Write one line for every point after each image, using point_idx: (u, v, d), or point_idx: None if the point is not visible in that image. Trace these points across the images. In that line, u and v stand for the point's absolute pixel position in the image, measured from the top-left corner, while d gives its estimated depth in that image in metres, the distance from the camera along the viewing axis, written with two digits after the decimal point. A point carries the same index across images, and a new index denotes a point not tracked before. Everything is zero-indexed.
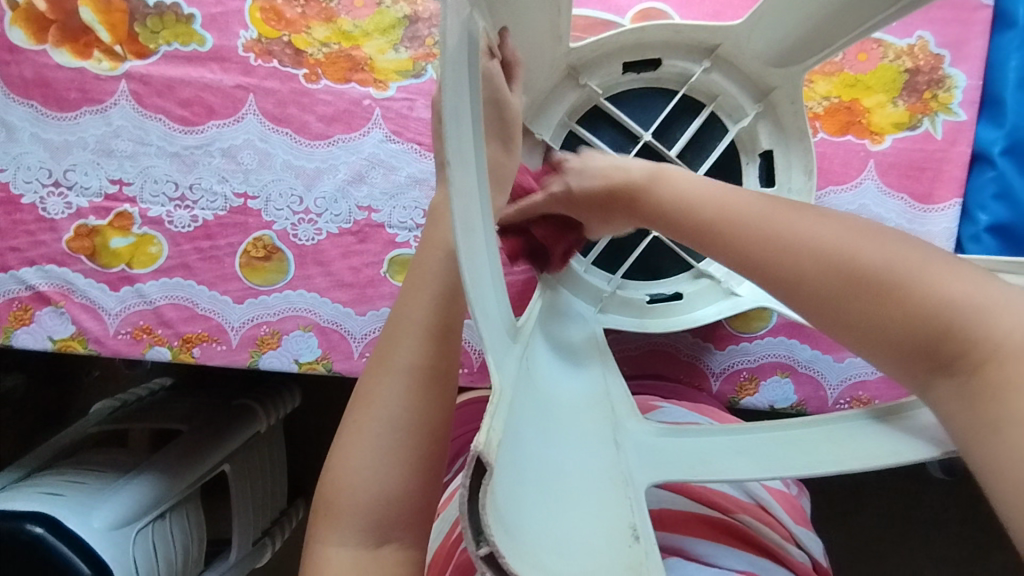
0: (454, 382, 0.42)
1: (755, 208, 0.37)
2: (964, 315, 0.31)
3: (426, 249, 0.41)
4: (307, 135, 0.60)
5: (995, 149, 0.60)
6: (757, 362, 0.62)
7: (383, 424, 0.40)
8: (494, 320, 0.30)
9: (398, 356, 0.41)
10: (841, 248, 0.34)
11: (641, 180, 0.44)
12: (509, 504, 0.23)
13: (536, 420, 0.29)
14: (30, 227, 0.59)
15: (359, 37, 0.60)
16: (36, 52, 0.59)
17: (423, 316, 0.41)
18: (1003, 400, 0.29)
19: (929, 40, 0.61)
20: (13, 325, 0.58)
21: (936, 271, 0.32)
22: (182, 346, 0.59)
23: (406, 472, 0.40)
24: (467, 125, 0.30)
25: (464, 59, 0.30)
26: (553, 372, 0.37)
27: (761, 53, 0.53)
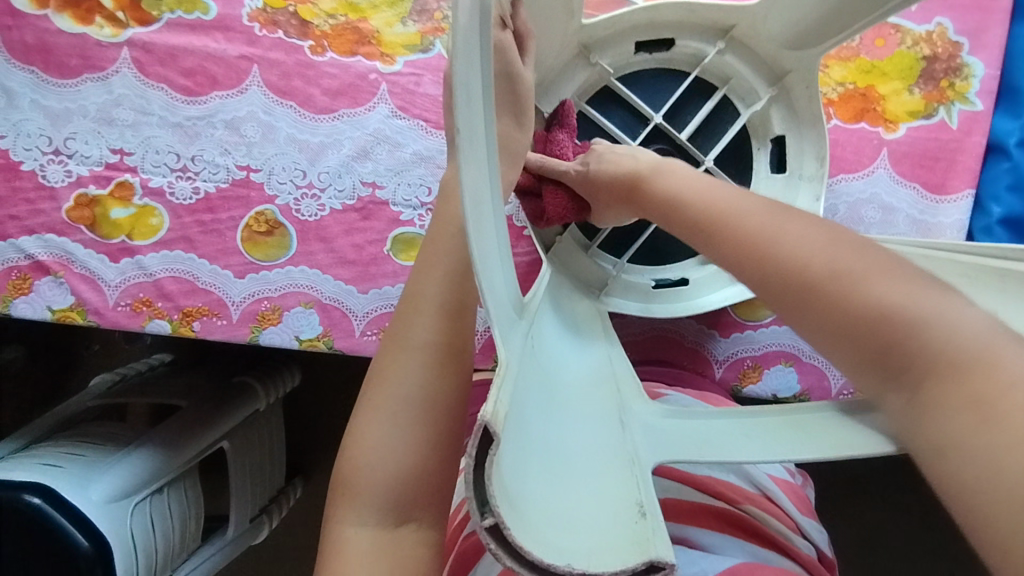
0: (470, 359, 0.41)
1: (734, 202, 0.36)
2: (927, 331, 0.28)
3: (436, 226, 0.41)
4: (311, 108, 0.59)
5: (1011, 140, 0.60)
6: (761, 351, 0.61)
7: (400, 401, 0.40)
8: (501, 295, 0.30)
9: (413, 332, 0.40)
10: (800, 244, 0.33)
11: (643, 170, 0.44)
12: (513, 479, 0.22)
13: (541, 399, 0.28)
14: (30, 195, 0.58)
15: (366, 10, 0.59)
16: (37, 17, 0.58)
17: (437, 291, 0.40)
18: (952, 423, 0.26)
19: (948, 27, 0.60)
20: (12, 294, 0.58)
21: (913, 289, 0.30)
22: (182, 319, 0.59)
23: (423, 450, 0.40)
24: (478, 96, 0.29)
25: (477, 26, 0.29)
26: (557, 354, 0.36)
27: (777, 35, 0.52)
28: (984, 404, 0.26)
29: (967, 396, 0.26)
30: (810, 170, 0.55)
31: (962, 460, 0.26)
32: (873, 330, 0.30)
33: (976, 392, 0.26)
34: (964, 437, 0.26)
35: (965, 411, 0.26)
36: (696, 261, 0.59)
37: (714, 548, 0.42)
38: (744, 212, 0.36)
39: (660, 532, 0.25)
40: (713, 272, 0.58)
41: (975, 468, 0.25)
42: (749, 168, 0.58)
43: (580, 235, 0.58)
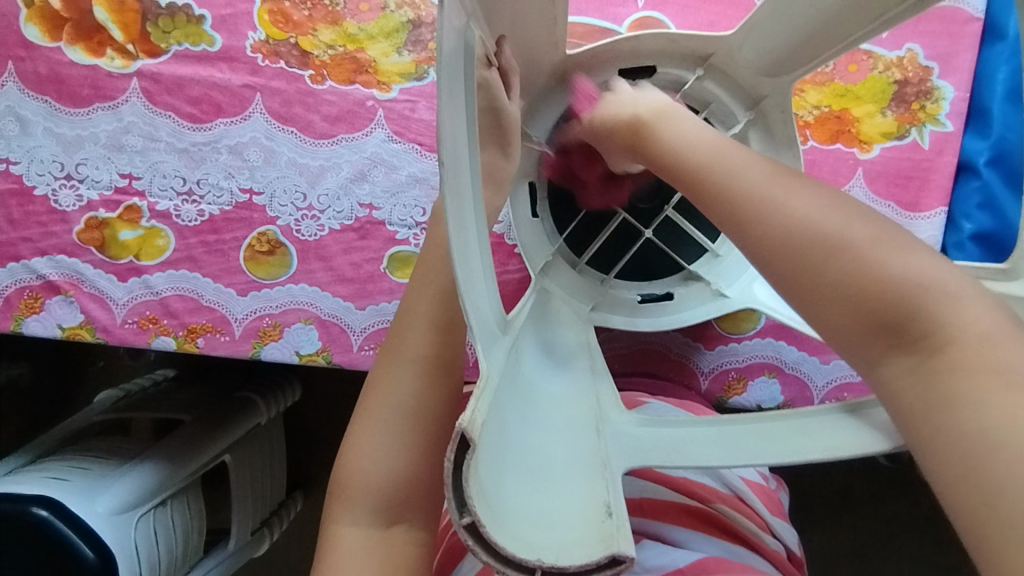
0: (460, 371, 0.43)
1: (756, 172, 0.37)
2: (923, 298, 0.31)
3: (429, 246, 0.43)
4: (311, 134, 0.62)
5: (981, 159, 0.62)
6: (745, 363, 0.64)
7: (393, 409, 0.42)
8: (484, 314, 0.32)
9: (407, 345, 0.43)
10: (827, 215, 0.34)
11: (644, 115, 0.45)
12: (489, 484, 0.24)
13: (520, 410, 0.30)
14: (42, 218, 0.61)
15: (364, 41, 0.62)
16: (50, 49, 0.60)
17: (428, 308, 0.43)
18: (954, 380, 0.30)
19: (918, 53, 0.63)
20: (24, 313, 0.61)
21: (922, 261, 0.33)
22: (186, 336, 0.62)
23: (415, 456, 0.42)
24: (462, 130, 0.31)
25: (460, 66, 0.31)
26: (539, 367, 0.38)
27: (751, 64, 0.54)
28: (999, 368, 0.29)
29: (980, 360, 0.30)
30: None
31: (978, 418, 0.29)
32: (890, 303, 0.32)
33: (985, 357, 0.30)
34: (971, 390, 0.29)
35: (965, 371, 0.30)
36: (680, 278, 0.61)
37: (683, 543, 0.44)
38: (756, 180, 0.37)
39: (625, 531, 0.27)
40: (696, 288, 0.60)
41: (976, 421, 0.29)
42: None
43: (568, 253, 0.61)
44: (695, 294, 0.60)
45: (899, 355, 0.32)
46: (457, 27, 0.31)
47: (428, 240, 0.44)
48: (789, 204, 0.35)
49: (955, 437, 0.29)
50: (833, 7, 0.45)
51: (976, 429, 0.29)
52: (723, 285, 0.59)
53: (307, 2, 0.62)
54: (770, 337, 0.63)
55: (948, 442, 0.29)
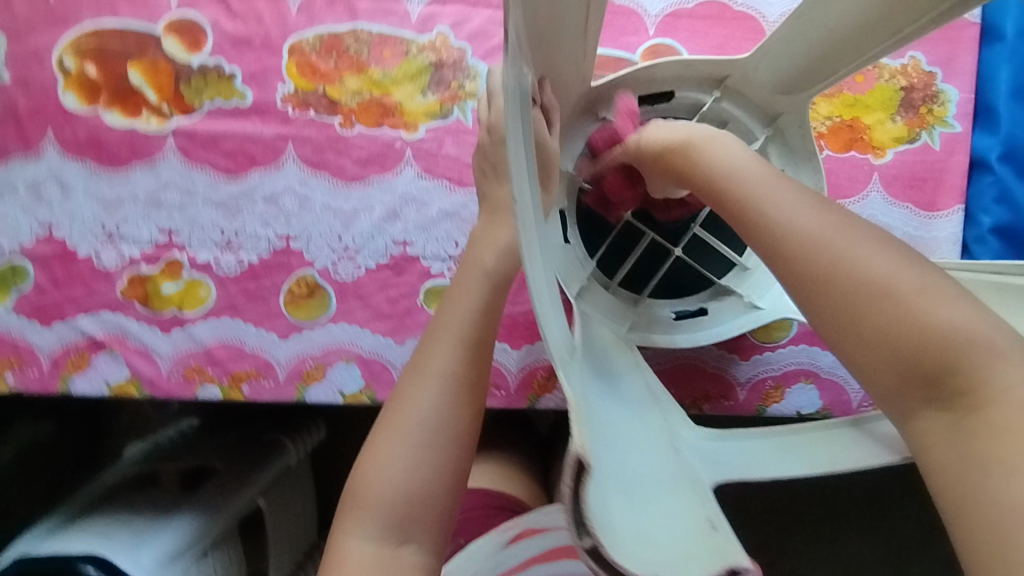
0: (478, 390, 0.48)
1: (814, 225, 0.40)
2: (959, 352, 0.35)
3: (464, 268, 0.50)
4: (343, 178, 0.64)
5: (992, 155, 0.64)
6: (781, 370, 0.65)
7: (415, 422, 0.46)
8: (559, 340, 0.33)
9: (432, 361, 0.48)
10: (878, 263, 0.38)
11: (736, 164, 0.46)
12: (603, 505, 0.26)
13: (607, 432, 0.32)
14: (86, 277, 0.62)
15: (389, 85, 0.64)
16: (88, 115, 0.63)
17: (458, 327, 0.48)
18: (984, 437, 0.33)
19: (921, 59, 0.65)
20: (72, 372, 0.62)
21: (968, 313, 0.36)
22: (231, 383, 0.63)
23: (434, 467, 0.46)
24: (525, 168, 0.33)
25: (518, 109, 0.33)
26: (610, 390, 0.40)
27: (769, 82, 0.57)
28: (1007, 427, 0.33)
29: (1008, 421, 0.33)
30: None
31: (1003, 445, 0.32)
32: (921, 357, 0.35)
33: (1003, 423, 0.33)
34: (993, 449, 0.33)
35: (1002, 432, 0.33)
36: (712, 292, 0.63)
37: None
38: (813, 234, 0.40)
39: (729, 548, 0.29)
40: (729, 301, 0.61)
41: (1010, 484, 0.31)
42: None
43: (600, 276, 0.63)
44: (730, 307, 0.61)
45: (930, 405, 0.35)
46: (517, 73, 0.33)
47: (461, 265, 0.51)
48: (841, 266, 0.38)
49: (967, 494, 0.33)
50: (840, 33, 0.48)
51: (985, 491, 0.32)
52: (756, 297, 0.61)
53: (332, 53, 0.64)
54: (804, 344, 0.65)
55: (962, 500, 0.33)
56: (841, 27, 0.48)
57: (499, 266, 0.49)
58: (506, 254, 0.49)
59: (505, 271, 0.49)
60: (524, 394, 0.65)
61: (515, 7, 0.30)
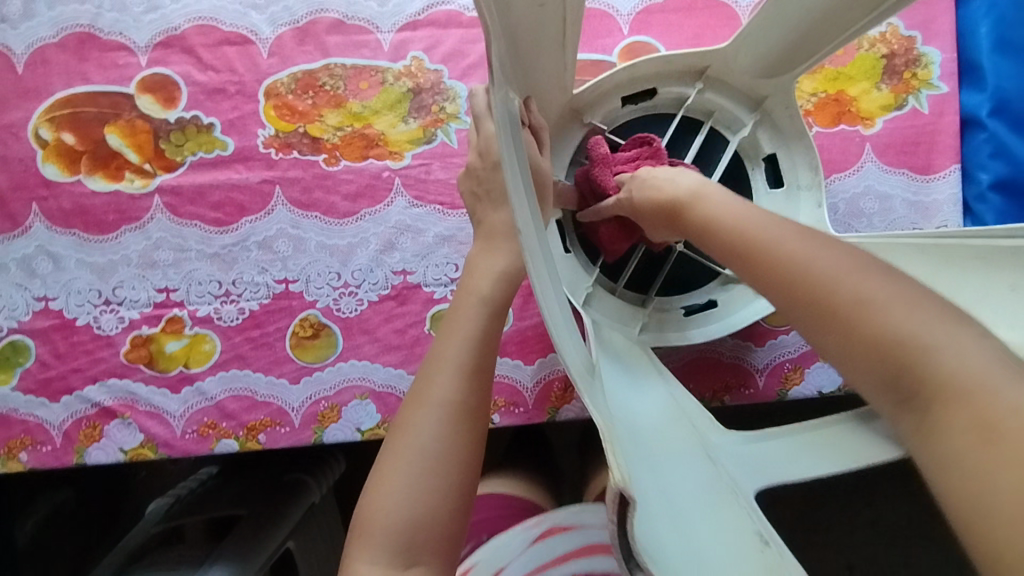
0: (481, 415, 0.47)
1: (749, 225, 0.40)
2: (910, 350, 0.31)
3: (462, 295, 0.50)
4: (335, 214, 0.63)
5: (983, 112, 0.64)
6: (797, 353, 0.64)
7: (417, 453, 0.45)
8: (578, 361, 0.33)
9: (433, 389, 0.46)
10: (828, 267, 0.35)
11: (681, 193, 0.46)
12: (649, 531, 0.27)
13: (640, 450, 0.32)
14: (88, 346, 0.62)
15: (370, 116, 0.63)
16: (71, 183, 0.62)
17: (458, 353, 0.47)
18: (961, 440, 0.29)
19: (899, 25, 0.65)
20: (85, 443, 0.61)
21: (924, 310, 0.32)
22: (248, 435, 0.62)
23: (438, 500, 0.44)
24: (524, 192, 0.33)
25: (509, 133, 0.32)
26: (629, 402, 0.39)
27: (750, 67, 0.56)
28: (989, 427, 0.28)
29: (975, 417, 0.28)
30: (806, 179, 0.58)
31: (977, 482, 0.27)
32: (892, 355, 0.32)
33: (982, 417, 0.28)
34: (970, 455, 0.28)
35: (958, 430, 0.29)
36: (718, 283, 0.62)
37: None
38: (768, 236, 0.39)
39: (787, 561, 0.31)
40: (737, 291, 0.61)
41: (992, 493, 0.27)
42: (748, 188, 0.61)
43: (605, 280, 0.62)
44: (739, 297, 0.61)
45: (905, 409, 0.32)
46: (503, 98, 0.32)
47: (459, 290, 0.50)
48: (774, 250, 0.38)
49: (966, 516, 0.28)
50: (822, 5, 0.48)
51: (966, 491, 0.28)
52: None
53: (308, 91, 0.63)
54: None
55: (966, 519, 0.28)
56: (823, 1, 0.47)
57: (497, 293, 0.49)
58: (503, 279, 0.49)
59: (503, 295, 0.49)
60: (544, 408, 0.64)
61: (495, 33, 0.30)
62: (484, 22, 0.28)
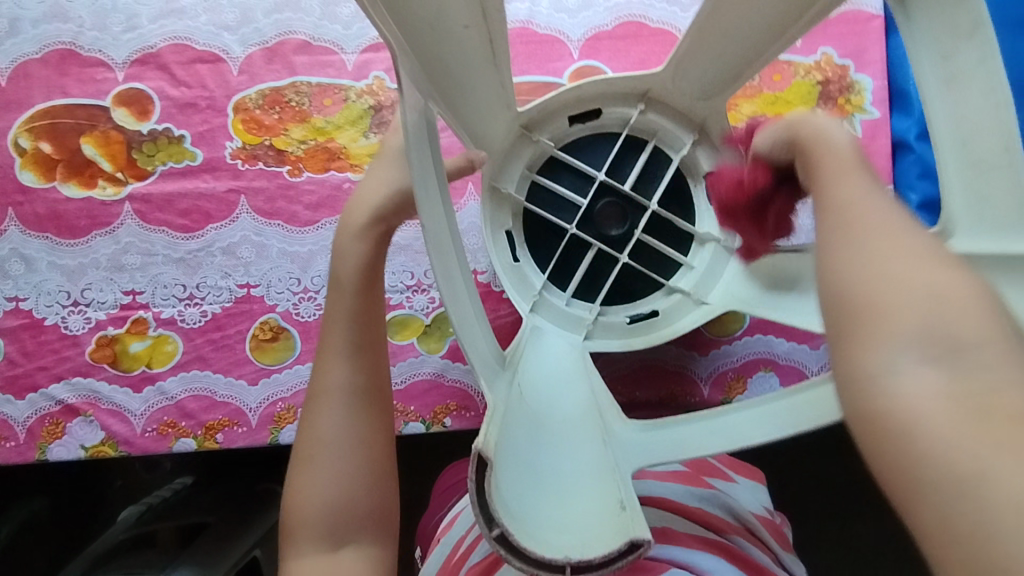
0: (378, 397, 0.51)
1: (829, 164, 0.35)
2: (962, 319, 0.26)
3: (332, 283, 0.51)
4: (297, 223, 0.66)
5: (911, 136, 0.67)
6: (740, 361, 0.67)
7: (329, 444, 0.49)
8: (483, 352, 0.37)
9: (327, 383, 0.50)
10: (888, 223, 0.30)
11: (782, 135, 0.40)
12: (507, 487, 0.32)
13: (527, 433, 0.36)
14: (55, 345, 0.64)
15: (332, 131, 0.67)
16: (46, 190, 0.65)
17: (342, 343, 0.50)
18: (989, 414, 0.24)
19: (832, 54, 0.69)
20: (47, 440, 0.63)
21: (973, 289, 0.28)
22: (206, 434, 0.64)
23: (354, 478, 0.49)
24: (433, 184, 0.36)
25: (424, 135, 0.37)
26: (553, 394, 0.42)
27: (687, 89, 0.60)
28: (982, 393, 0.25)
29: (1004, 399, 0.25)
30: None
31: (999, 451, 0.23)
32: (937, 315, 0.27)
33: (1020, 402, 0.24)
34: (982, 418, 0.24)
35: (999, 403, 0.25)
36: (662, 293, 0.64)
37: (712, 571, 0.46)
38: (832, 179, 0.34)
39: (637, 519, 0.32)
40: (678, 300, 0.63)
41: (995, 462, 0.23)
42: (691, 206, 0.65)
43: (554, 290, 0.64)
44: (680, 306, 0.63)
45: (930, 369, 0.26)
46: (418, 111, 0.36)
47: (332, 282, 0.52)
48: (854, 209, 0.31)
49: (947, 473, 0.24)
50: (745, 33, 0.53)
51: (947, 455, 0.24)
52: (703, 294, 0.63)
53: (275, 107, 0.67)
54: (759, 333, 0.67)
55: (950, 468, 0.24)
56: (744, 29, 0.53)
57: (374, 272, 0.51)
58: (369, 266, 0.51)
59: (368, 284, 0.51)
60: None
61: (400, 51, 0.34)
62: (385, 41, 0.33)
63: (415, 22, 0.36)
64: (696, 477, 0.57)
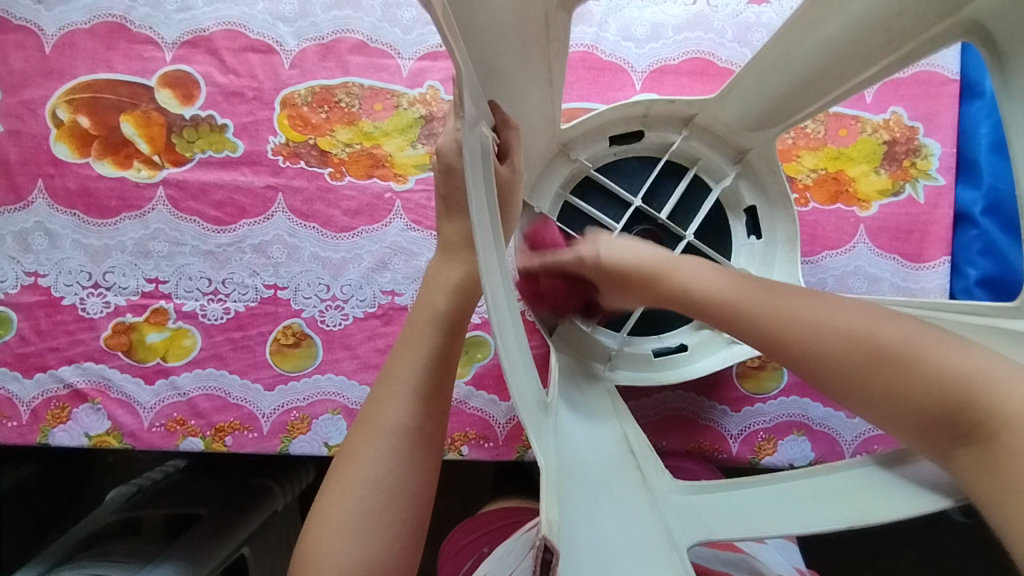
0: (435, 442, 0.48)
1: (716, 283, 0.46)
2: (967, 388, 0.35)
3: (418, 311, 0.50)
4: (332, 228, 0.64)
5: (976, 209, 0.65)
6: (772, 423, 0.65)
7: (367, 486, 0.45)
8: (530, 398, 0.35)
9: (383, 416, 0.47)
10: (830, 319, 0.41)
11: (652, 265, 0.49)
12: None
13: (577, 497, 0.35)
14: (70, 326, 0.62)
15: (380, 137, 0.64)
16: (79, 165, 0.63)
17: (414, 375, 0.48)
18: (1014, 470, 0.33)
19: (903, 114, 0.66)
20: (51, 424, 0.61)
21: (963, 355, 0.37)
22: (215, 435, 0.61)
23: (392, 540, 0.45)
24: (488, 205, 0.35)
25: (475, 157, 0.34)
26: (578, 441, 0.42)
27: (735, 119, 0.59)
28: None
29: None
30: (782, 235, 0.61)
31: None
32: (939, 397, 0.36)
33: None
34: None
35: (1022, 458, 0.33)
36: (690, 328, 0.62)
37: None
38: (727, 288, 0.45)
39: None
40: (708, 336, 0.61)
41: None
42: (727, 235, 0.64)
43: None
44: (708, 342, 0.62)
45: (959, 447, 0.35)
46: (469, 125, 0.34)
47: (419, 301, 0.50)
48: (772, 308, 0.43)
49: (1012, 520, 0.33)
50: (798, 74, 0.51)
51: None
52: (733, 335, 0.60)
53: (323, 106, 0.64)
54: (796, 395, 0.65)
55: (1016, 522, 0.33)
56: (799, 69, 0.51)
57: (451, 308, 0.49)
58: (456, 290, 0.49)
59: (456, 312, 0.49)
60: (513, 446, 0.64)
61: (462, 69, 0.32)
62: (453, 60, 0.31)
63: (475, 27, 0.35)
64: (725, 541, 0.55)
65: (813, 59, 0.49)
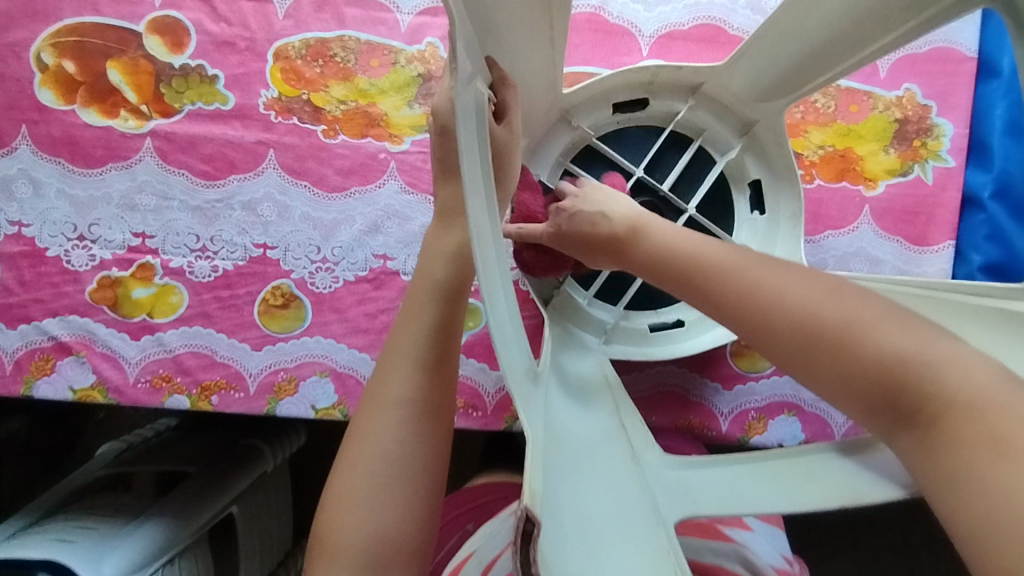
0: (444, 412, 0.47)
1: (684, 245, 0.42)
2: (908, 369, 0.34)
3: (415, 282, 0.48)
4: (325, 187, 0.62)
5: (984, 193, 0.64)
6: (764, 402, 0.64)
7: (376, 459, 0.45)
8: (519, 366, 0.34)
9: (391, 388, 0.46)
10: (782, 293, 0.38)
11: (620, 230, 0.45)
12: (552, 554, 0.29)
13: (565, 472, 0.34)
14: (54, 278, 0.61)
15: (375, 95, 0.62)
16: (64, 112, 0.61)
17: (416, 347, 0.47)
18: (957, 453, 0.31)
19: (916, 92, 0.64)
20: (35, 375, 0.60)
21: (914, 334, 0.35)
22: (200, 394, 0.60)
23: (396, 510, 0.45)
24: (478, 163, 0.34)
25: (468, 111, 0.32)
26: (570, 416, 0.41)
27: (744, 89, 0.57)
28: (1001, 439, 0.30)
29: (984, 433, 0.31)
30: (786, 211, 0.59)
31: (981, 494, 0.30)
32: (882, 381, 0.34)
33: (993, 429, 0.31)
34: (980, 465, 0.30)
35: (963, 443, 0.31)
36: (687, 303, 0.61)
37: None
38: (703, 253, 0.41)
39: None
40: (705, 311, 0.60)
41: (994, 503, 0.29)
42: (730, 212, 0.62)
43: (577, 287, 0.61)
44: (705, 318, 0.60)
45: (905, 431, 0.34)
46: (464, 81, 0.32)
47: (416, 271, 0.49)
48: (730, 279, 0.39)
49: (954, 506, 0.31)
50: (811, 39, 0.49)
51: (965, 476, 0.31)
52: None
53: (318, 60, 0.62)
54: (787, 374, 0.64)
55: (953, 507, 0.31)
56: (812, 37, 0.49)
57: (441, 274, 0.47)
58: (440, 255, 0.48)
59: (454, 281, 0.47)
60: (502, 416, 0.63)
61: (456, 16, 0.30)
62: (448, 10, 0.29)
63: None
64: (712, 527, 0.55)
65: (822, 28, 0.47)
